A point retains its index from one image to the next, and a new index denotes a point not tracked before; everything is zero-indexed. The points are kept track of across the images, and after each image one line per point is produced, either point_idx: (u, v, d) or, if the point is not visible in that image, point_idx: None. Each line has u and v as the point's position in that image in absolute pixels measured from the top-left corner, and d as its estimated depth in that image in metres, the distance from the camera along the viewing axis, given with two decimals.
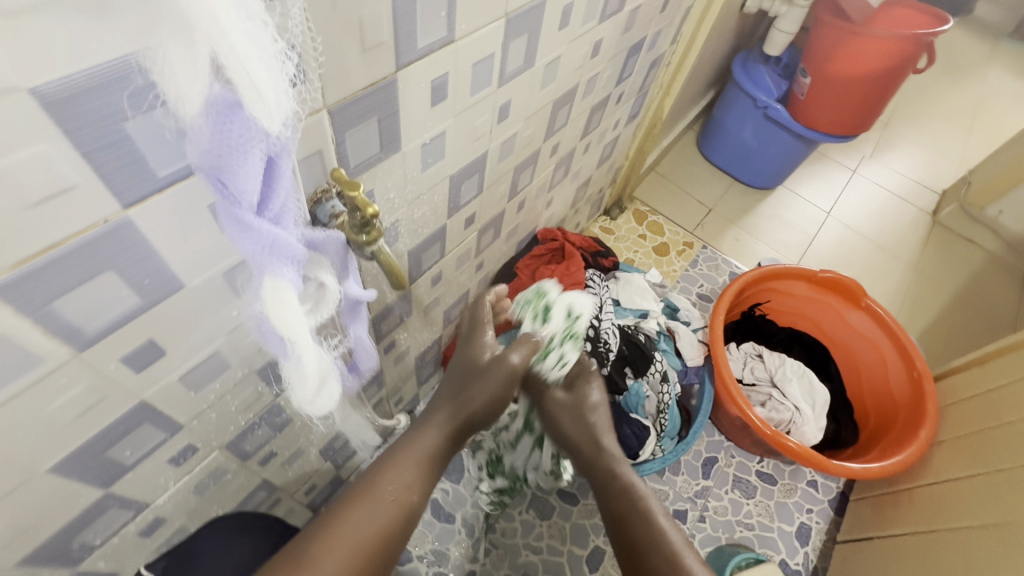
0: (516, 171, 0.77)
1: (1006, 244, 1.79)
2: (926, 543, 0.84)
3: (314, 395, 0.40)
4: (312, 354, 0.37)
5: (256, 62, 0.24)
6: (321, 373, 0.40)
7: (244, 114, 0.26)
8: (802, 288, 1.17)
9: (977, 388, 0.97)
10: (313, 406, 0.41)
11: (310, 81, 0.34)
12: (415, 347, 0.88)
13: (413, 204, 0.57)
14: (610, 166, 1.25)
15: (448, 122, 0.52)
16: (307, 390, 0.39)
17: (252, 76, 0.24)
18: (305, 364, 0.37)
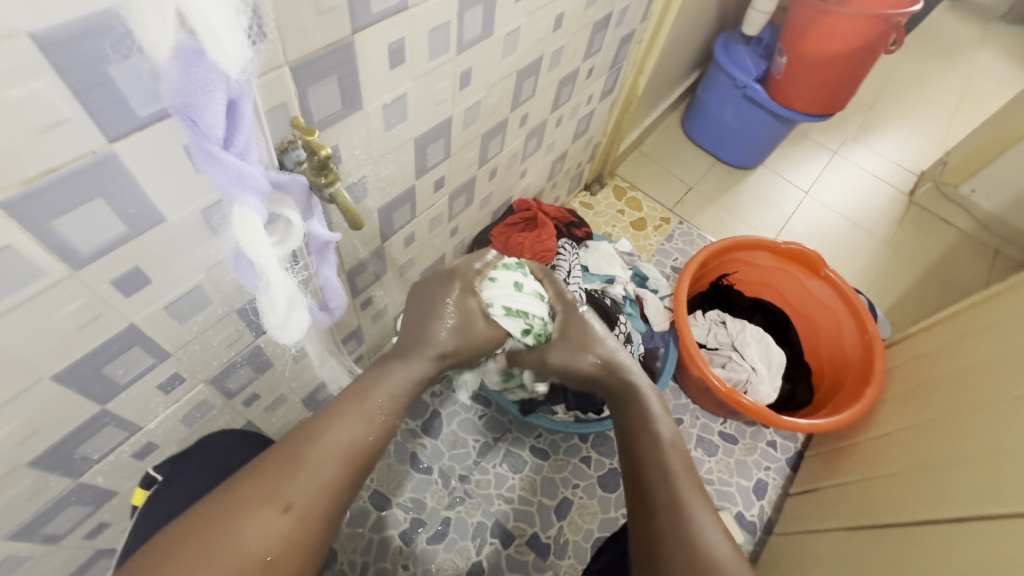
0: (484, 138, 0.82)
1: (980, 224, 1.84)
2: (861, 487, 0.90)
3: (284, 320, 0.46)
4: (281, 280, 0.42)
5: (213, 11, 0.29)
6: (291, 301, 0.45)
7: (209, 60, 0.31)
8: (767, 258, 1.22)
9: (921, 350, 1.03)
10: (284, 332, 0.46)
11: (269, 37, 0.39)
12: (393, 307, 0.94)
13: (380, 162, 0.62)
14: (587, 142, 1.29)
15: (408, 86, 0.57)
16: (278, 315, 0.45)
17: (210, 24, 0.29)
18: (275, 290, 0.42)
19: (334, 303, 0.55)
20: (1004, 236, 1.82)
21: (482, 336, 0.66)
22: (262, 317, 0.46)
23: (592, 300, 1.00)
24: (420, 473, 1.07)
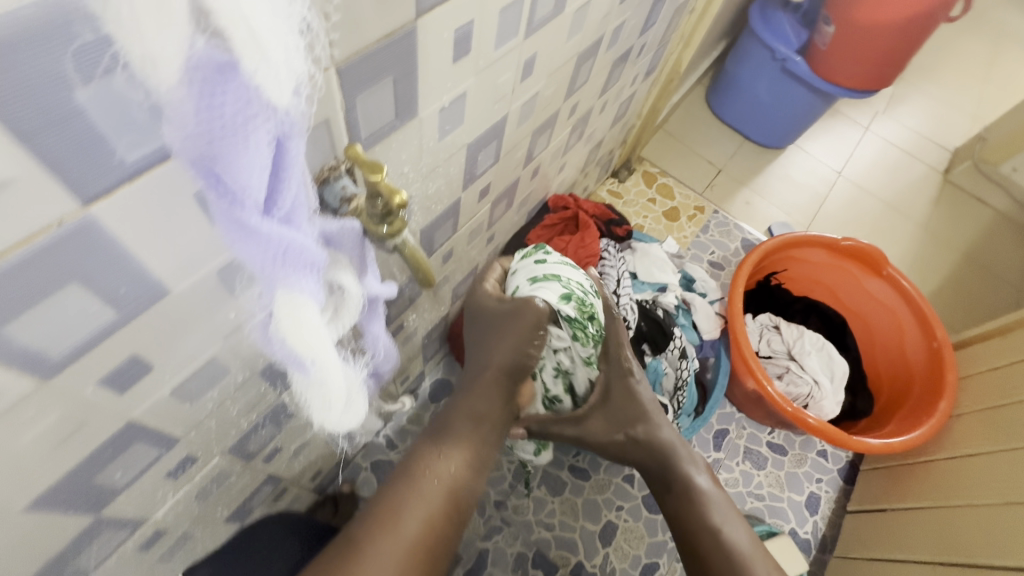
0: (534, 135, 0.69)
1: (1018, 204, 1.75)
2: (941, 517, 0.83)
3: (337, 417, 0.34)
4: (337, 374, 0.31)
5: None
6: (347, 392, 0.34)
7: (248, 84, 0.19)
8: (820, 255, 1.12)
9: (999, 360, 0.95)
10: (338, 426, 0.35)
11: (318, 32, 0.26)
12: (422, 327, 0.83)
13: (428, 177, 0.50)
14: (622, 126, 1.16)
15: (469, 82, 0.44)
16: (330, 413, 0.33)
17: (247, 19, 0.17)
18: (329, 386, 0.31)
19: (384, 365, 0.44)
20: None
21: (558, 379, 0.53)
22: (307, 409, 0.35)
23: (644, 314, 0.93)
24: None
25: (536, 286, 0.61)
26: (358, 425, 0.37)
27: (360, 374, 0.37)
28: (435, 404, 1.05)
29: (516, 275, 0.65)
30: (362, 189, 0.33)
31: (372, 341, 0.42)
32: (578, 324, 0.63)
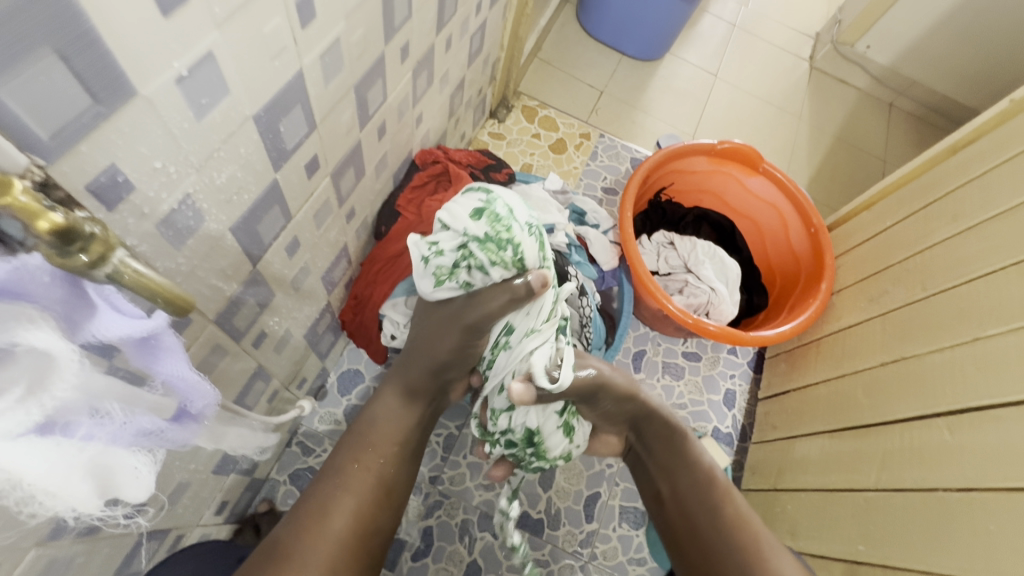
0: (358, 89, 0.60)
1: (875, 80, 1.86)
2: (835, 388, 0.89)
3: (82, 502, 0.31)
4: (39, 467, 0.27)
5: None
6: (87, 476, 0.30)
7: None
8: (703, 163, 1.13)
9: (864, 235, 1.02)
10: (97, 505, 0.32)
11: None
12: (297, 326, 0.75)
13: (209, 166, 0.41)
14: (484, 61, 1.07)
15: (212, 36, 0.35)
16: (65, 499, 0.30)
17: None
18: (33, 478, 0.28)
19: (195, 407, 0.37)
20: (897, 88, 1.85)
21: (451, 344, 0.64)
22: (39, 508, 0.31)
23: None
24: None
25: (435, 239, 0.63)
26: (137, 498, 0.35)
27: (128, 445, 0.33)
28: (346, 397, 0.99)
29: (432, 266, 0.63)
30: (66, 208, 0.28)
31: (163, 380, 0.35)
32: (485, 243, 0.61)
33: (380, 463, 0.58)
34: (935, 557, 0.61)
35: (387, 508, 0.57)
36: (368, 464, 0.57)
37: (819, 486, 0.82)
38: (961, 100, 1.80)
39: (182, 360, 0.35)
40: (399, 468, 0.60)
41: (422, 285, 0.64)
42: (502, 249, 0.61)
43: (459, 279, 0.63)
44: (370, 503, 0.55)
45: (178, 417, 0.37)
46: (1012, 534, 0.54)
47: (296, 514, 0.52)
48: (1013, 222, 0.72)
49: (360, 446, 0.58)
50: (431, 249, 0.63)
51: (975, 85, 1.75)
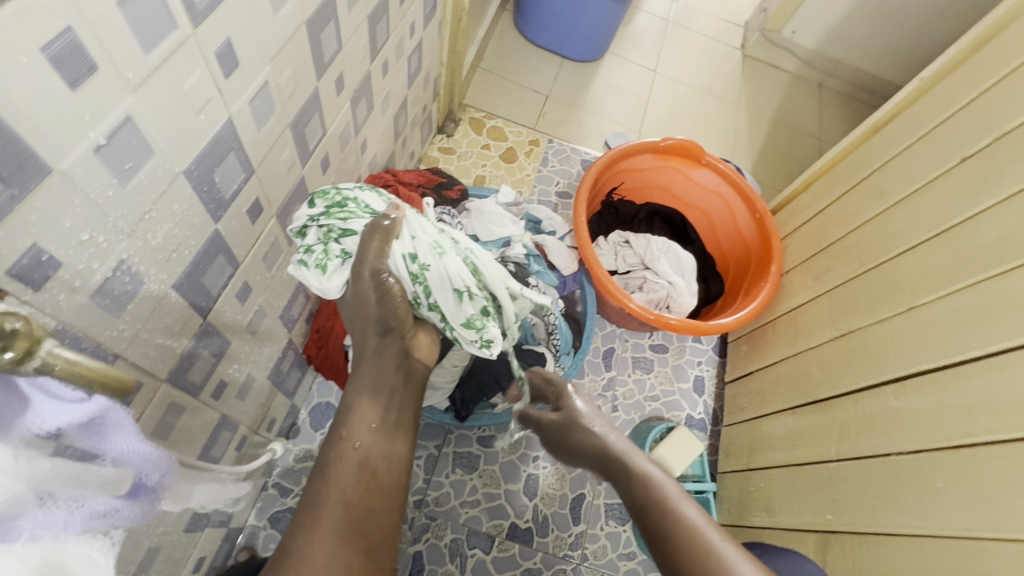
0: (294, 127, 0.59)
1: (804, 63, 1.95)
2: (794, 366, 0.93)
3: None
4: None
5: None
6: None
7: None
8: (649, 161, 1.16)
9: (805, 216, 1.07)
10: None
11: None
12: (258, 370, 0.73)
13: (143, 229, 0.40)
14: (425, 79, 1.07)
15: (129, 100, 0.34)
16: None
17: None
18: None
19: (152, 477, 0.37)
20: (824, 69, 1.95)
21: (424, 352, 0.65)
22: None
23: None
24: None
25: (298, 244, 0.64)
26: None
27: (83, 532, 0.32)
28: (320, 431, 0.97)
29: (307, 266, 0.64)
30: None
31: (114, 457, 0.34)
32: (331, 210, 0.64)
33: (362, 446, 0.54)
34: (895, 518, 0.64)
35: (380, 489, 0.53)
36: (346, 449, 0.53)
37: (788, 461, 0.86)
38: (883, 76, 1.91)
39: (131, 433, 0.34)
40: (384, 446, 0.55)
41: (320, 287, 0.63)
42: (343, 208, 0.65)
43: (336, 251, 0.63)
44: (359, 493, 0.51)
45: (134, 490, 0.36)
46: (958, 491, 0.58)
47: (296, 522, 0.48)
48: (935, 194, 0.77)
49: (333, 441, 0.54)
50: (302, 253, 0.64)
51: (894, 60, 1.86)
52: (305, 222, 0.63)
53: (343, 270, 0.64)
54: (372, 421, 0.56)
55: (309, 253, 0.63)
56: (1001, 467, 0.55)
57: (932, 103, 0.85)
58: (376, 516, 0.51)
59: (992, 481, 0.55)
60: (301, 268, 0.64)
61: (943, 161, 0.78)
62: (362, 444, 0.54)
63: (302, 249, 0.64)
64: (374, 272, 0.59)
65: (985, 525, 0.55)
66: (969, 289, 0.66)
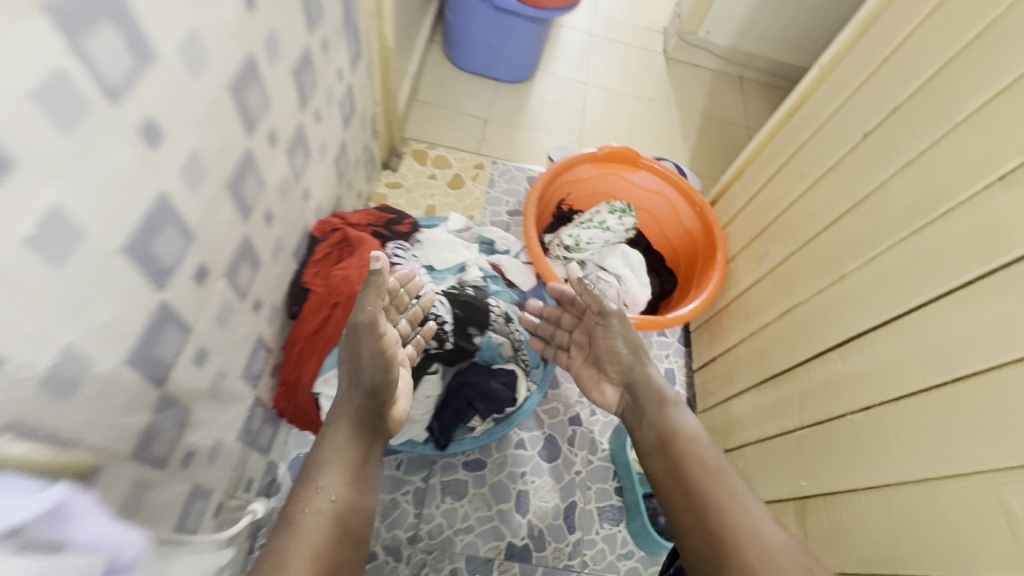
0: (231, 186, 0.60)
1: (723, 59, 2.07)
2: (752, 345, 0.98)
3: None
4: None
5: None
6: None
7: None
8: (590, 170, 1.20)
9: (740, 202, 1.13)
10: None
11: None
12: (227, 432, 0.72)
13: (81, 313, 0.40)
14: (361, 120, 1.09)
15: (55, 188, 0.35)
16: None
17: None
18: None
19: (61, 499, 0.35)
20: (740, 62, 2.08)
21: (378, 370, 0.68)
22: None
23: (455, 300, 0.89)
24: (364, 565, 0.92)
25: (579, 245, 1.12)
26: None
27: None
28: None
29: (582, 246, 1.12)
30: None
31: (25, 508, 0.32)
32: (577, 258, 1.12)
33: (335, 499, 0.58)
34: (861, 475, 0.67)
35: (349, 542, 0.56)
36: (317, 506, 0.57)
37: (759, 438, 0.89)
38: (794, 64, 2.04)
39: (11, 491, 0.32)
40: (357, 500, 0.60)
41: (585, 237, 1.12)
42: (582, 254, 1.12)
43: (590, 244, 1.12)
44: (325, 542, 0.54)
45: (48, 518, 0.34)
46: (910, 439, 0.62)
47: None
48: (847, 168, 0.83)
49: (308, 491, 0.58)
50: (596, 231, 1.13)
51: (802, 48, 1.99)
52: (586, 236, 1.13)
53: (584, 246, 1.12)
54: (342, 467, 0.61)
55: (576, 247, 1.11)
56: (942, 411, 0.59)
57: (833, 86, 0.92)
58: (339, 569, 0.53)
59: (937, 424, 0.59)
60: (573, 243, 1.11)
61: (849, 138, 0.84)
62: (336, 497, 0.58)
63: (582, 240, 1.12)
64: (370, 332, 0.67)
65: (936, 466, 0.58)
66: (887, 252, 0.72)
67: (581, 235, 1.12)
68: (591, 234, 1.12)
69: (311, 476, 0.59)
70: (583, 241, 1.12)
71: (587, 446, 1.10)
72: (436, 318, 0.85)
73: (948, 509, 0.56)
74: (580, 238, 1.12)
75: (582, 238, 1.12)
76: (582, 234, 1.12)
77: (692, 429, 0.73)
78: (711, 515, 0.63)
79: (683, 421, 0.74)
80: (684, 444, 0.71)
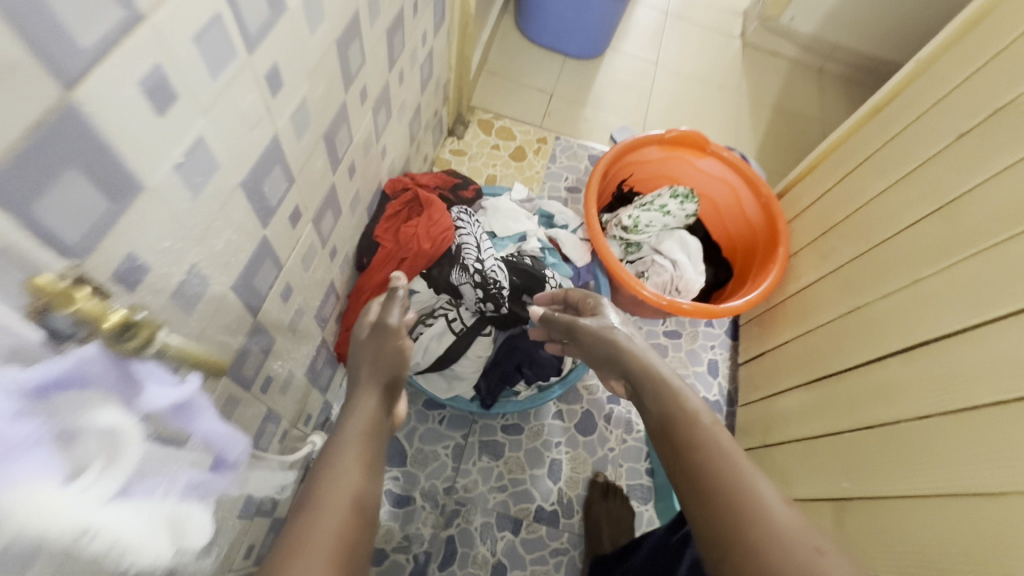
0: (327, 137, 0.64)
1: (804, 48, 1.97)
2: (806, 342, 0.96)
3: (164, 549, 0.34)
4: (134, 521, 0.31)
5: None
6: (168, 520, 0.34)
7: None
8: (656, 152, 1.19)
9: (810, 197, 1.09)
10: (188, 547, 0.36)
11: None
12: (298, 367, 0.78)
13: (207, 238, 0.45)
14: (436, 84, 1.12)
15: (200, 122, 0.39)
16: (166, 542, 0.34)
17: None
18: (133, 528, 0.31)
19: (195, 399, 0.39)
20: (823, 52, 1.97)
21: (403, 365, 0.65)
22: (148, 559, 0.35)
23: (514, 267, 0.92)
24: (402, 507, 0.98)
25: (637, 226, 1.10)
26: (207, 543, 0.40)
27: (190, 489, 0.37)
28: None
29: (640, 226, 1.10)
30: (111, 309, 0.34)
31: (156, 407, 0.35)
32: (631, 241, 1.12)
33: (351, 479, 0.49)
34: (909, 481, 0.67)
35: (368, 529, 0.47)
36: (342, 486, 0.48)
37: (803, 435, 0.89)
38: (882, 58, 1.92)
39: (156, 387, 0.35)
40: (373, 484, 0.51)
41: (645, 218, 1.10)
42: (639, 236, 1.11)
43: (648, 226, 1.11)
44: (348, 524, 0.45)
45: (178, 412, 0.37)
46: (969, 447, 0.61)
47: (278, 549, 0.41)
48: (935, 171, 0.80)
49: (326, 475, 0.49)
50: (657, 215, 1.10)
51: (894, 42, 1.87)
52: (647, 217, 1.10)
53: (643, 226, 1.11)
54: (360, 451, 0.53)
55: (633, 227, 1.10)
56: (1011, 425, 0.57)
57: (929, 83, 0.87)
58: (354, 549, 0.44)
59: (1001, 436, 0.58)
60: (631, 224, 1.10)
61: (940, 138, 0.81)
62: (359, 480, 0.49)
63: (641, 221, 1.10)
64: (393, 332, 0.66)
65: (994, 482, 0.57)
66: (968, 261, 0.69)
67: (642, 216, 1.10)
68: (652, 217, 1.10)
69: (326, 454, 0.52)
70: (643, 222, 1.10)
71: (623, 426, 1.12)
72: (494, 282, 0.87)
73: (999, 527, 0.55)
74: (639, 219, 1.10)
75: (642, 219, 1.10)
76: (643, 216, 1.10)
77: (696, 407, 0.56)
78: (721, 499, 0.47)
79: (688, 396, 0.58)
80: (682, 425, 0.55)
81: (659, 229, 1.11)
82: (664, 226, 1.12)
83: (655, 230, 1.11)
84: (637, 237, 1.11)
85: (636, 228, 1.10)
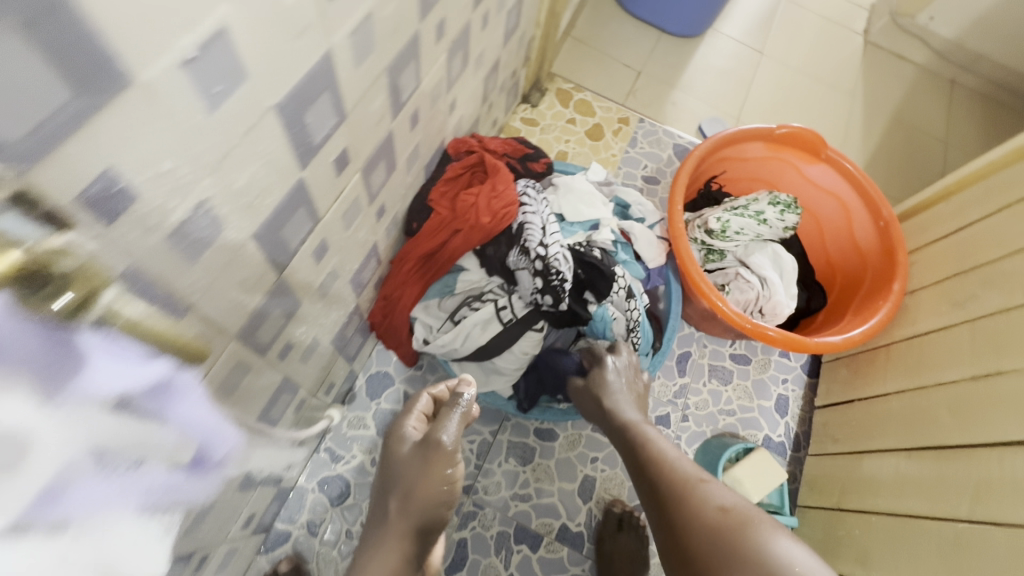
0: (391, 72, 0.53)
1: (937, 53, 1.71)
2: (916, 401, 0.80)
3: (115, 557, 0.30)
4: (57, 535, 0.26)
5: None
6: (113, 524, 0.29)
7: None
8: (758, 149, 1.03)
9: (947, 227, 0.91)
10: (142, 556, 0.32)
11: None
12: (324, 334, 0.70)
13: (225, 167, 0.35)
14: (519, 39, 0.99)
15: (224, 8, 0.28)
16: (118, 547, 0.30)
17: None
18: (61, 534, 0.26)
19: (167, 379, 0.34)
20: (958, 61, 1.70)
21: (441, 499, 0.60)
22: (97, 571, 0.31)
23: (579, 259, 0.81)
24: None
25: (724, 232, 0.95)
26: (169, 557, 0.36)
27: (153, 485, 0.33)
28: (377, 401, 0.94)
29: (728, 232, 0.95)
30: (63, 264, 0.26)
31: (103, 387, 0.28)
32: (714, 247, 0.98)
33: None
34: None
35: None
36: None
37: (896, 511, 0.75)
38: None
39: (100, 362, 0.28)
40: None
41: (735, 224, 0.95)
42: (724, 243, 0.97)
43: (739, 233, 0.95)
44: None
45: (146, 395, 0.32)
46: None
47: None
48: None
49: None
50: (749, 221, 0.95)
51: None
52: (739, 223, 0.95)
53: (732, 232, 0.95)
54: None
55: (720, 233, 0.95)
56: None
57: None
58: None
59: None
60: (718, 228, 0.95)
61: None
62: None
63: (731, 226, 0.95)
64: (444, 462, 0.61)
65: None
66: None
67: (732, 220, 0.95)
68: (743, 223, 0.95)
69: None
70: (732, 228, 0.95)
71: None
72: (557, 273, 0.75)
73: None
74: (728, 224, 0.95)
75: (732, 225, 0.95)
76: (733, 221, 0.95)
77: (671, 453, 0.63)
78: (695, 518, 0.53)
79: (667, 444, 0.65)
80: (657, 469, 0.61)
81: (750, 238, 0.96)
82: (756, 236, 0.96)
83: (744, 239, 0.96)
84: (723, 245, 0.96)
85: (722, 234, 0.95)
